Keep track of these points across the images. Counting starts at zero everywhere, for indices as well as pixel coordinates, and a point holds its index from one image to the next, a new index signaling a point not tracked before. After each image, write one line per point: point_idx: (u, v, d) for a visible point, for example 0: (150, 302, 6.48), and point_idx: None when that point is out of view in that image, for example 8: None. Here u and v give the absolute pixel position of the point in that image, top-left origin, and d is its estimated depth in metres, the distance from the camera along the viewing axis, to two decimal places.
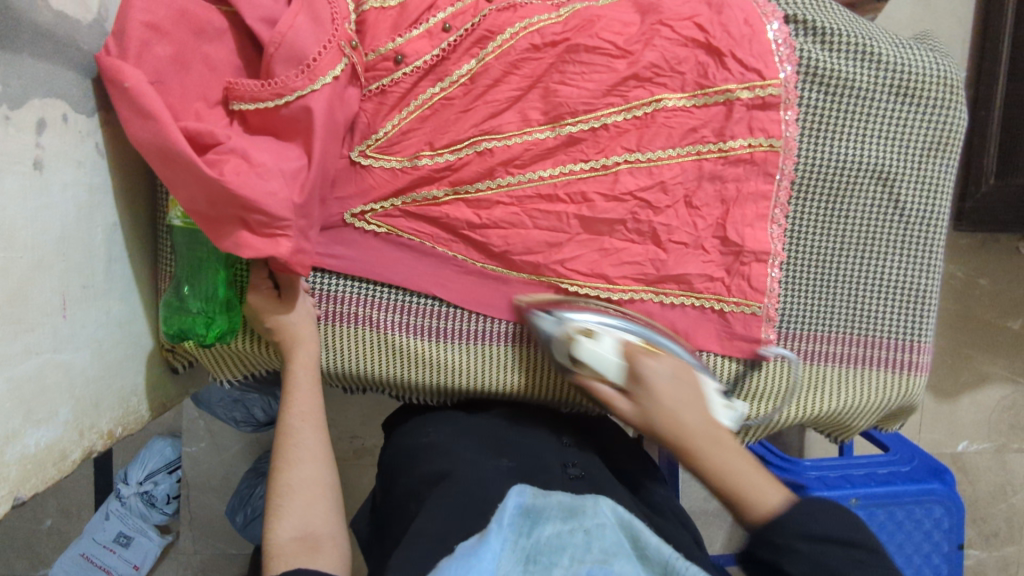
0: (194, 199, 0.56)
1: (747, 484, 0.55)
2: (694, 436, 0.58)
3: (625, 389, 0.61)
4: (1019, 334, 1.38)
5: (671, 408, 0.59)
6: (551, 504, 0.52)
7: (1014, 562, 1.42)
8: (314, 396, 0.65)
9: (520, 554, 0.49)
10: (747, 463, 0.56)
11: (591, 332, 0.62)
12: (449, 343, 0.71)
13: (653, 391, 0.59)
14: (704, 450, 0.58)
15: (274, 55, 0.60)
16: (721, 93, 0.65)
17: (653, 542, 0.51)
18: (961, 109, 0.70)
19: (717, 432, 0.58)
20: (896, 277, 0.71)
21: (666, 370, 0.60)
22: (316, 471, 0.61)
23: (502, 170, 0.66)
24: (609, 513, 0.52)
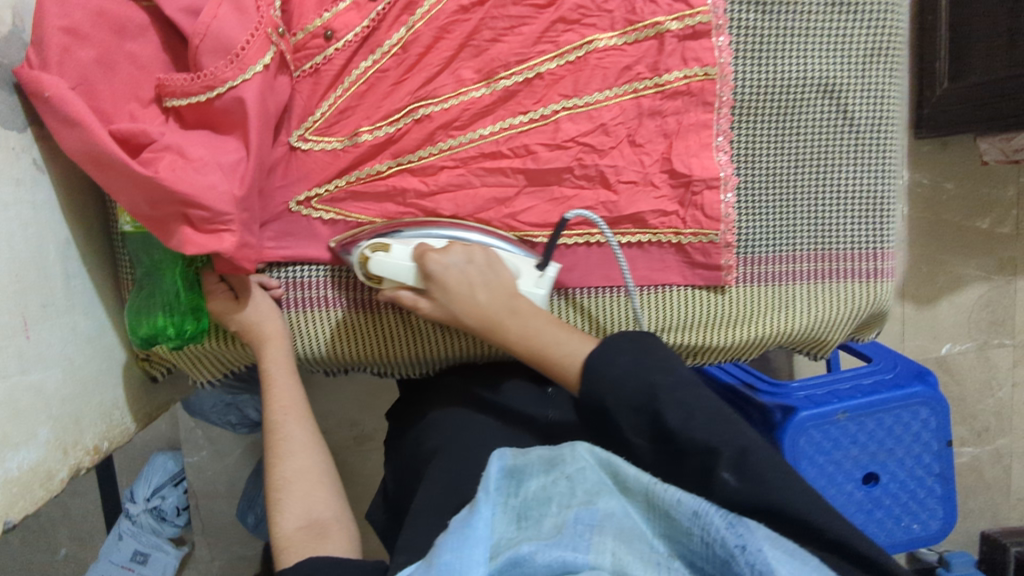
0: (135, 203, 0.58)
1: (552, 342, 0.62)
2: (494, 313, 0.63)
3: (422, 288, 0.63)
4: (987, 233, 1.41)
5: (472, 293, 0.63)
6: (532, 461, 0.53)
7: (1006, 453, 1.48)
8: (293, 385, 0.66)
9: (512, 513, 0.51)
10: (551, 323, 0.63)
11: (385, 246, 0.64)
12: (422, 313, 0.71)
13: (446, 283, 0.62)
14: (505, 324, 0.63)
15: (200, 47, 0.59)
16: (652, 26, 0.66)
17: (632, 472, 0.50)
18: (899, 11, 0.70)
19: (515, 303, 0.63)
20: (854, 187, 0.72)
21: (457, 259, 0.63)
22: (309, 460, 0.63)
23: (443, 133, 0.67)
24: (588, 454, 0.52)
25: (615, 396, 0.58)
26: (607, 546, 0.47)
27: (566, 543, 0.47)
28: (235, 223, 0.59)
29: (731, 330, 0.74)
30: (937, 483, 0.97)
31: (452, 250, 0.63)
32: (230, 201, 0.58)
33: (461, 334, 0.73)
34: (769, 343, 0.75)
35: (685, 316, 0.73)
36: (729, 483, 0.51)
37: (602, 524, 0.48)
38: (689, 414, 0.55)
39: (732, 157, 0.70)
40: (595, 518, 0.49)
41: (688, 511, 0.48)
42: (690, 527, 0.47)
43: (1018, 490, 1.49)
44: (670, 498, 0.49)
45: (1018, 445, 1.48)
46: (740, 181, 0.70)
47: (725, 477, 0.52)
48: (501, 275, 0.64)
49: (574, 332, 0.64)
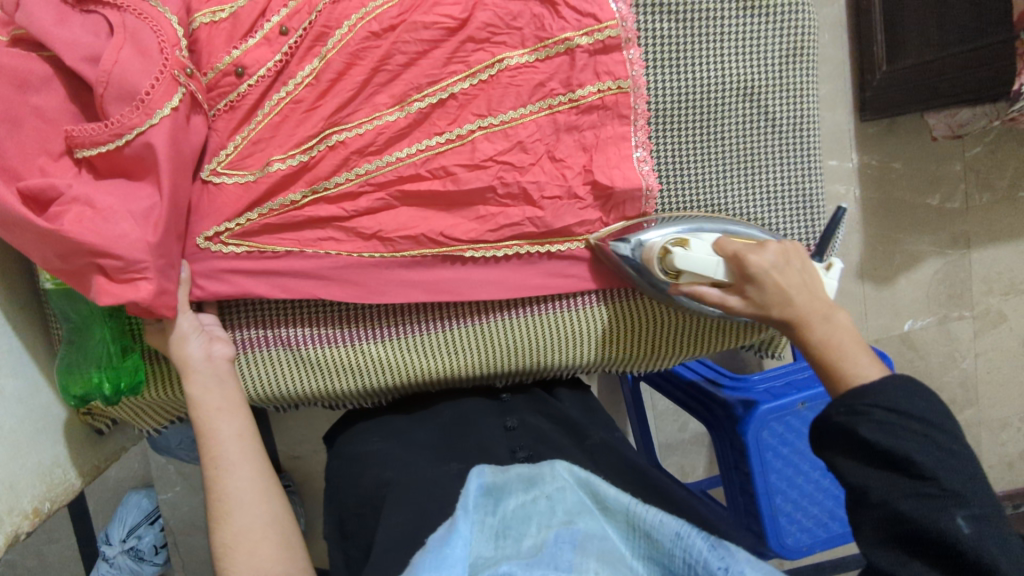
0: (48, 258, 0.57)
1: (847, 357, 0.57)
2: (808, 314, 0.60)
3: (735, 286, 0.63)
4: (939, 209, 1.42)
5: (789, 293, 0.60)
6: (511, 479, 0.50)
7: (975, 422, 1.50)
8: (230, 432, 0.62)
9: (489, 532, 0.47)
10: (855, 341, 0.59)
11: (684, 242, 0.65)
12: (363, 344, 0.72)
13: (766, 285, 0.61)
14: (811, 324, 0.60)
15: (105, 95, 0.57)
16: (561, 43, 0.67)
17: (612, 493, 0.50)
18: (809, 10, 0.72)
19: (832, 308, 0.60)
20: (780, 185, 0.74)
21: (773, 258, 0.62)
22: (252, 516, 0.59)
23: (358, 158, 0.66)
24: (567, 473, 0.51)
25: (867, 400, 0.53)
26: (590, 566, 0.43)
27: (546, 561, 0.43)
28: (151, 271, 0.58)
29: (621, 337, 0.76)
30: None
31: (768, 250, 0.62)
32: (143, 248, 0.57)
33: (406, 366, 0.73)
34: (662, 348, 0.78)
35: (568, 332, 0.74)
36: (962, 527, 0.46)
37: (584, 545, 0.45)
38: (929, 444, 0.49)
39: (655, 165, 0.72)
40: (576, 537, 0.45)
41: (670, 531, 0.46)
42: (672, 548, 0.46)
43: (989, 457, 1.52)
44: (653, 519, 0.48)
45: (985, 414, 1.50)
46: (665, 187, 0.73)
47: (959, 522, 0.46)
48: (818, 280, 0.62)
49: (873, 358, 0.58)
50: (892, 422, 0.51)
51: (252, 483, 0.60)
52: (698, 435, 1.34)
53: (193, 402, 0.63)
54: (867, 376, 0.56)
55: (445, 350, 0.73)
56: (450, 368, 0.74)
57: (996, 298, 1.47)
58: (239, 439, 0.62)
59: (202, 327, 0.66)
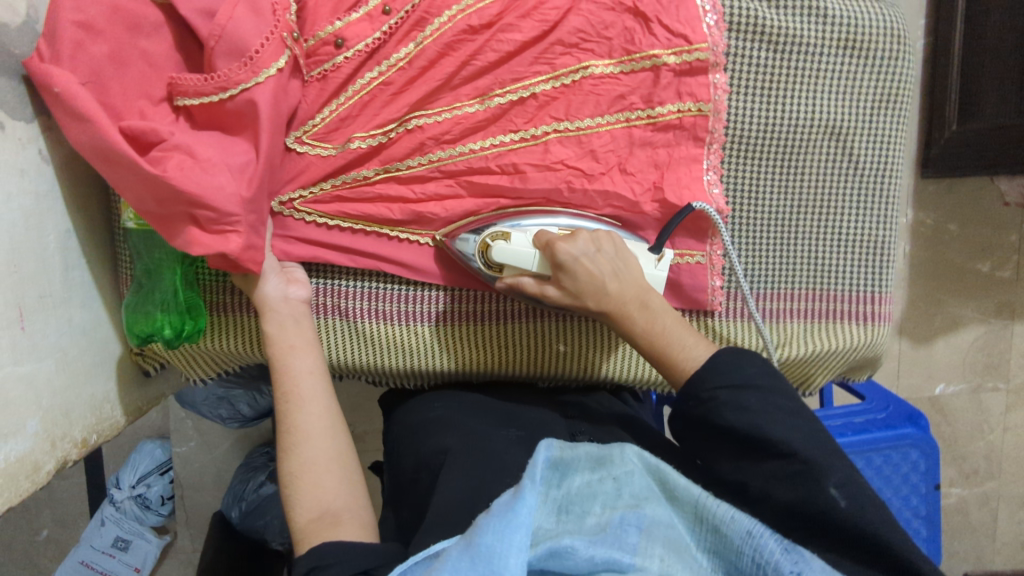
0: (141, 199, 0.58)
1: (672, 343, 0.60)
2: (625, 303, 0.61)
3: (550, 276, 0.62)
4: (988, 276, 1.41)
5: (602, 280, 0.61)
6: (580, 457, 0.50)
7: (993, 496, 1.48)
8: (306, 366, 0.63)
9: (552, 506, 0.49)
10: (673, 320, 0.62)
11: (506, 236, 0.64)
12: (418, 326, 0.73)
13: (578, 273, 0.60)
14: (633, 314, 0.61)
15: (215, 49, 0.59)
16: (647, 59, 0.67)
17: (682, 483, 0.48)
18: (908, 59, 0.71)
19: (647, 294, 0.62)
20: (853, 228, 0.74)
21: (585, 249, 0.61)
22: (320, 449, 0.59)
23: (433, 144, 0.67)
24: (636, 459, 0.50)
25: (709, 388, 0.56)
26: (655, 553, 0.43)
27: (610, 541, 0.44)
28: (241, 225, 0.59)
29: (580, 354, 0.75)
30: (921, 526, 1.00)
31: (577, 239, 0.61)
32: (237, 202, 0.58)
33: (458, 353, 0.74)
34: (621, 373, 0.77)
35: (532, 338, 0.74)
36: (837, 500, 0.50)
37: (651, 529, 0.45)
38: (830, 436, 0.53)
39: (729, 191, 0.72)
40: (643, 522, 0.46)
41: (741, 529, 0.45)
42: (741, 545, 0.45)
43: (1004, 534, 1.49)
44: (723, 515, 0.46)
45: (1005, 490, 1.48)
46: (738, 215, 0.72)
47: (833, 494, 0.50)
48: (628, 263, 0.63)
49: (696, 337, 0.61)
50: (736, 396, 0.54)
51: (321, 420, 0.61)
52: None
53: (270, 338, 0.64)
54: (692, 360, 0.59)
55: (492, 344, 0.74)
56: (495, 362, 0.75)
57: None
58: (312, 374, 0.63)
59: (279, 268, 0.67)
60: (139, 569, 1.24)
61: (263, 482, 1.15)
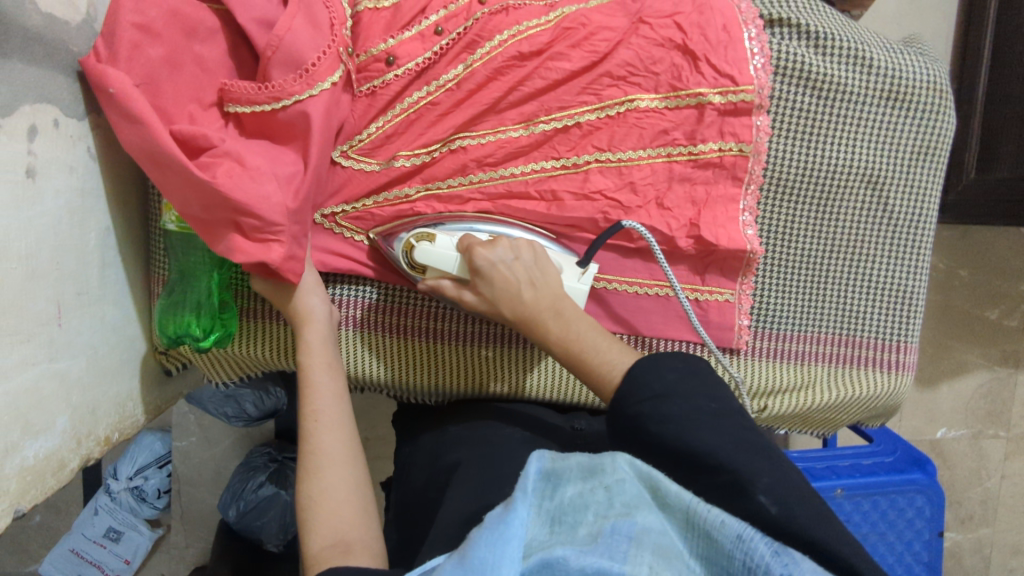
0: (187, 203, 0.58)
1: (588, 350, 0.61)
2: (540, 311, 0.61)
3: (468, 281, 0.63)
4: (995, 324, 1.42)
5: (516, 286, 0.61)
6: (571, 467, 0.45)
7: (988, 543, 1.48)
8: (336, 391, 0.63)
9: (544, 518, 0.44)
10: (589, 329, 0.62)
11: (431, 237, 0.64)
12: (430, 342, 0.74)
13: (494, 278, 0.61)
14: (547, 322, 0.61)
15: (272, 59, 0.59)
16: (694, 97, 0.68)
17: (674, 489, 0.43)
18: (949, 114, 0.72)
19: (561, 301, 0.61)
20: (882, 276, 0.75)
21: (504, 255, 0.61)
22: (341, 477, 0.59)
23: (474, 166, 0.68)
24: (628, 466, 0.45)
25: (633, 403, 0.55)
26: (645, 562, 0.39)
27: (600, 550, 0.39)
28: (285, 235, 0.59)
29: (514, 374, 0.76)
30: (922, 572, 1.00)
31: (498, 245, 0.62)
32: (282, 212, 0.58)
33: (472, 367, 0.75)
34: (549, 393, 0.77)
35: (471, 356, 0.75)
36: (766, 507, 0.48)
37: (641, 539, 0.40)
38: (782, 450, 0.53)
39: (763, 233, 0.72)
40: (633, 531, 0.41)
41: (732, 533, 0.40)
42: (733, 552, 0.40)
43: None
44: (715, 520, 0.41)
45: (1000, 537, 1.48)
46: (769, 255, 0.73)
47: (762, 501, 0.48)
48: (548, 269, 0.63)
49: (615, 344, 0.62)
50: (658, 405, 0.54)
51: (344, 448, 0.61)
52: None
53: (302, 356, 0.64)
54: (613, 368, 0.59)
55: (452, 362, 0.75)
56: (457, 380, 0.76)
57: None
58: (338, 401, 0.63)
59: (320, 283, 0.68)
60: (130, 560, 1.24)
61: (263, 482, 1.14)
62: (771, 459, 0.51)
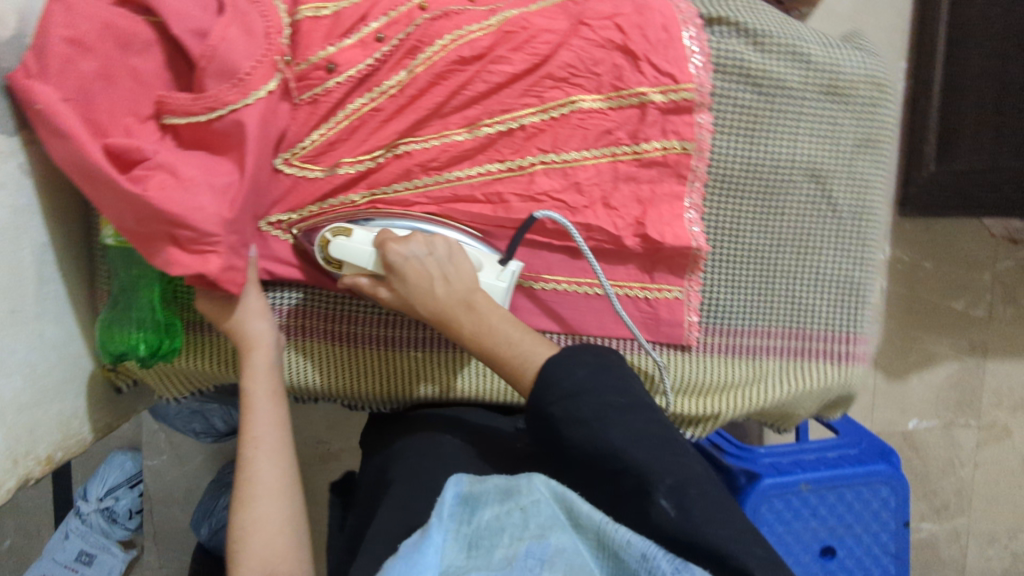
0: (122, 217, 0.58)
1: (501, 342, 0.63)
2: (452, 307, 0.63)
3: (383, 277, 0.64)
4: (962, 314, 1.44)
5: (428, 284, 0.63)
6: (489, 490, 0.50)
7: (963, 531, 1.49)
8: (272, 416, 0.64)
9: (463, 542, 0.48)
10: (502, 321, 0.63)
11: (347, 231, 0.65)
12: (382, 350, 0.74)
13: (407, 275, 0.63)
14: (460, 318, 0.63)
15: (206, 69, 0.59)
16: (635, 96, 0.68)
17: (586, 509, 0.48)
18: (887, 106, 0.73)
19: (473, 295, 0.63)
20: (830, 269, 0.75)
21: (417, 251, 0.63)
22: (275, 506, 0.60)
23: (419, 170, 0.69)
24: (544, 487, 0.50)
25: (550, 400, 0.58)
26: None
27: None
28: (221, 246, 0.59)
29: (472, 376, 0.74)
30: (890, 563, 1.00)
31: (411, 242, 0.63)
32: (218, 223, 0.58)
33: (403, 372, 0.74)
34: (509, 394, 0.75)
35: (427, 360, 0.74)
36: (667, 512, 0.51)
37: (552, 560, 0.45)
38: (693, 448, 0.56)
39: (710, 229, 0.73)
40: (546, 553, 0.45)
41: (637, 552, 0.46)
42: (637, 569, 0.45)
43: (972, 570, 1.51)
44: (620, 539, 0.46)
45: (975, 525, 1.50)
46: (716, 250, 0.73)
47: (663, 505, 0.52)
48: (460, 265, 0.64)
49: (529, 334, 0.64)
50: (572, 407, 0.57)
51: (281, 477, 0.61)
52: None
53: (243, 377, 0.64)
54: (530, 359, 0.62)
55: (410, 368, 0.74)
56: (415, 387, 0.75)
57: (1004, 412, 1.47)
58: (279, 427, 0.64)
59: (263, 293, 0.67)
60: None
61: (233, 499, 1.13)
62: (674, 455, 0.54)
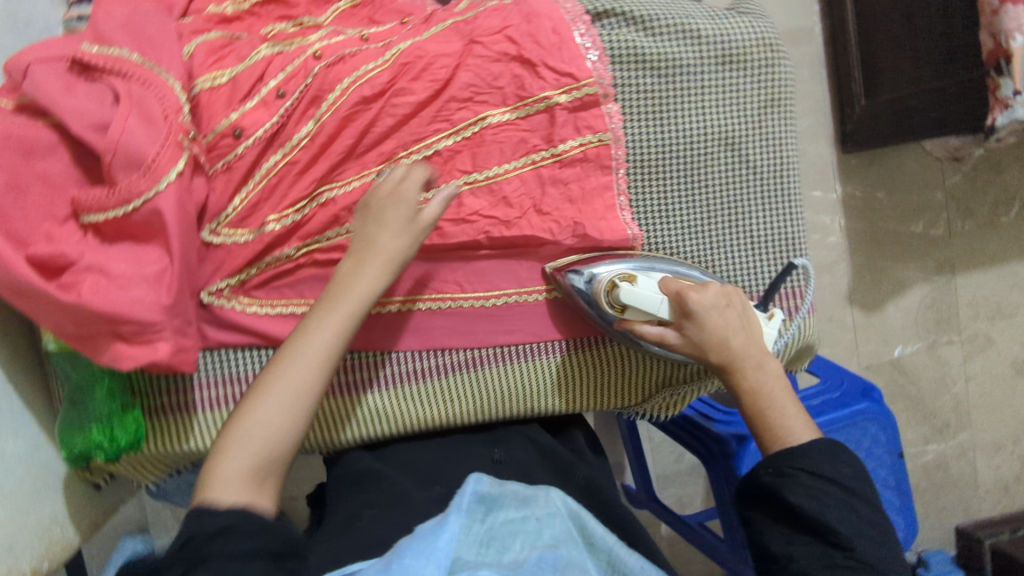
0: (61, 323, 0.58)
1: (774, 407, 0.59)
2: (742, 360, 0.60)
3: (674, 323, 0.63)
4: (923, 236, 1.46)
5: (725, 335, 0.61)
6: (506, 494, 0.57)
7: (969, 445, 1.51)
8: (323, 352, 0.59)
9: (474, 537, 0.53)
10: (786, 396, 0.59)
11: (629, 279, 0.65)
12: (362, 393, 0.72)
13: (706, 324, 0.61)
14: (744, 369, 0.60)
15: (112, 163, 0.59)
16: (541, 101, 0.70)
17: (598, 531, 0.56)
18: (783, 63, 0.75)
19: (764, 354, 0.61)
20: (768, 229, 0.76)
21: (714, 300, 0.61)
22: (280, 410, 0.57)
23: (348, 214, 0.69)
24: (560, 503, 0.57)
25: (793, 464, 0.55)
26: None
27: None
28: (165, 331, 0.60)
29: (467, 394, 0.74)
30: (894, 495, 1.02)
31: (708, 290, 0.62)
32: (158, 311, 0.59)
33: (617, 378, 0.76)
34: (517, 400, 0.75)
35: (419, 389, 0.73)
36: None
37: (565, 570, 0.50)
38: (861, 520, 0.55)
39: (640, 214, 0.74)
40: (560, 560, 0.51)
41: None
42: None
43: (985, 481, 1.53)
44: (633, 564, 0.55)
45: (979, 437, 1.52)
46: (651, 234, 0.74)
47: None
48: (756, 327, 0.62)
49: (799, 412, 0.59)
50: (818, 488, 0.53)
51: (318, 365, 0.59)
52: (693, 465, 1.35)
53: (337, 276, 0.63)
54: (794, 438, 0.57)
55: (400, 403, 0.73)
56: (408, 420, 0.74)
57: (982, 322, 1.50)
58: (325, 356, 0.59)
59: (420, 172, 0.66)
60: None
61: None
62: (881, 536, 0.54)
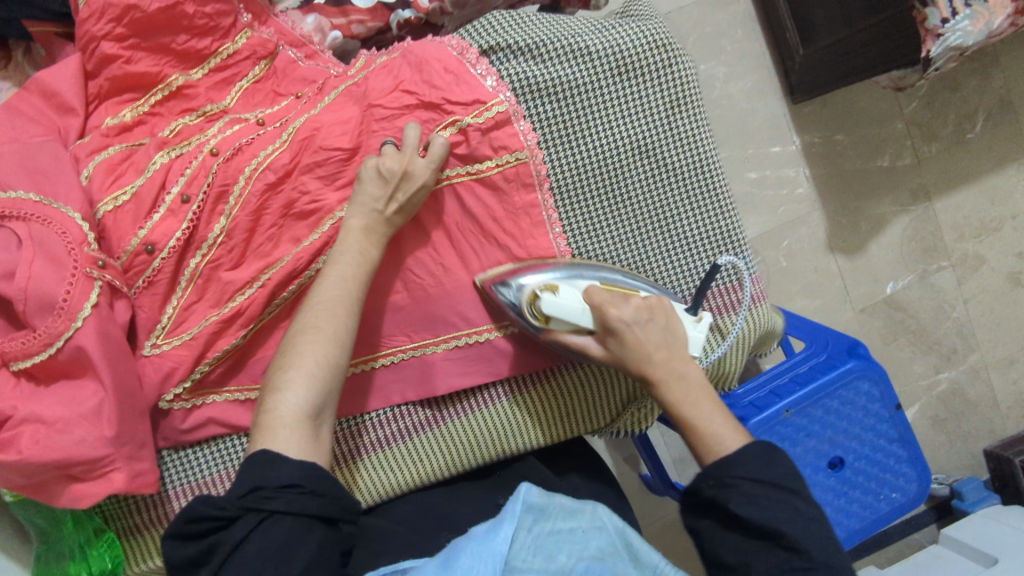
0: (9, 478, 0.59)
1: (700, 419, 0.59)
2: (666, 372, 0.61)
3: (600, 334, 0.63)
4: (887, 169, 1.39)
5: (649, 350, 0.61)
6: (557, 505, 0.55)
7: (982, 367, 1.42)
8: (339, 326, 0.60)
9: (526, 541, 0.52)
10: (711, 404, 0.60)
11: (551, 289, 0.65)
12: (363, 458, 0.72)
13: (626, 340, 0.61)
14: (669, 384, 0.60)
15: (27, 310, 0.60)
16: (451, 125, 0.69)
17: (647, 550, 0.54)
18: (684, 59, 0.73)
19: (687, 365, 0.61)
20: (699, 226, 0.75)
21: (635, 316, 0.61)
22: (307, 391, 0.57)
23: (287, 290, 0.68)
24: (610, 520, 0.55)
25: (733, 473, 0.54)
26: None
27: None
28: (115, 463, 0.62)
29: (465, 438, 0.73)
30: (901, 448, 0.98)
31: (630, 305, 0.62)
32: (102, 445, 0.60)
33: (608, 393, 0.75)
34: (516, 434, 0.74)
35: (418, 443, 0.73)
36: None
37: None
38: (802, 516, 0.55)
39: (571, 239, 0.73)
40: None
41: None
42: None
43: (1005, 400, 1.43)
44: None
45: (989, 357, 1.43)
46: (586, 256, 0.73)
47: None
48: (680, 337, 0.62)
49: (730, 421, 0.59)
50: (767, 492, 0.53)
51: (328, 339, 0.59)
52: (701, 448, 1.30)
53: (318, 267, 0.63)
54: (727, 449, 0.57)
55: (401, 460, 0.73)
56: (414, 475, 0.74)
57: (970, 242, 1.41)
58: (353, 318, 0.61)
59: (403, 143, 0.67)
60: None
61: None
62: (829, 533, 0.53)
